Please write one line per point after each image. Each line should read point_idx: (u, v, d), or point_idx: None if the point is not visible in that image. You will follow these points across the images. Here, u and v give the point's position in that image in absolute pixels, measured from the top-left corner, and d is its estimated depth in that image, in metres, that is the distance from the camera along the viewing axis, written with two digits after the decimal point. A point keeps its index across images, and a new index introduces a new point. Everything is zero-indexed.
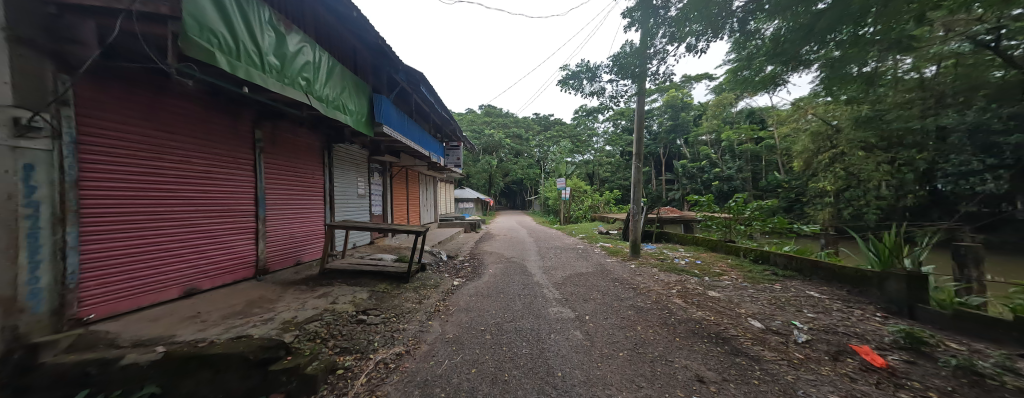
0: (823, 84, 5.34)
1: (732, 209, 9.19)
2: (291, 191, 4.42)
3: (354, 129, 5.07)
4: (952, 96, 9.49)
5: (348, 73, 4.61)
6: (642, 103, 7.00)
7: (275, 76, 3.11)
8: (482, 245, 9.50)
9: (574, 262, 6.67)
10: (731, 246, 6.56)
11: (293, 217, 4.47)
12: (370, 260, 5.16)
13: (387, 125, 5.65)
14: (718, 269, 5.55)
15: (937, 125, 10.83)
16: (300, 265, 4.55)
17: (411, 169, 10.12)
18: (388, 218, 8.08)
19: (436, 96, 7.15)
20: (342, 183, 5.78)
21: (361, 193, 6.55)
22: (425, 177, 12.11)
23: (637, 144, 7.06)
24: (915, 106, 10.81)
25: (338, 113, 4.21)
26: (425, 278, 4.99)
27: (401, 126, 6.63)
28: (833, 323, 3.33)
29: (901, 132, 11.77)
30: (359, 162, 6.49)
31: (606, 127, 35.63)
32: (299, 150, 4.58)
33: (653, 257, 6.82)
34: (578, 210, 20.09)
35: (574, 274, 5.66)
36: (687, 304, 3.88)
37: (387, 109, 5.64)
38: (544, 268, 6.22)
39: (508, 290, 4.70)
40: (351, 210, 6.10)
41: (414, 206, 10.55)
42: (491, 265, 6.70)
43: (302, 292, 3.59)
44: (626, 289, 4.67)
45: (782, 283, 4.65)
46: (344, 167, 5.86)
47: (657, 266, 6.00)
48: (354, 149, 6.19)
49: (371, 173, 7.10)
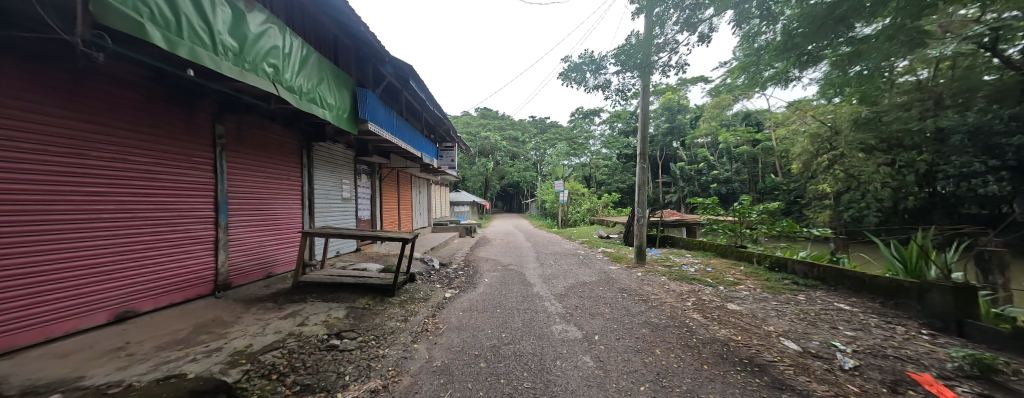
0: (837, 79, 5.04)
1: (737, 212, 8.86)
2: (261, 194, 3.94)
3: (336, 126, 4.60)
4: (952, 97, 9.37)
5: (327, 63, 4.16)
6: (646, 101, 6.59)
7: (231, 59, 2.64)
8: (477, 251, 9.02)
9: (576, 270, 6.25)
10: (743, 252, 6.17)
11: (263, 224, 3.98)
12: (354, 271, 4.67)
13: (372, 121, 5.19)
14: (732, 278, 5.15)
15: (936, 127, 10.69)
16: (272, 278, 4.05)
17: (402, 170, 9.64)
18: (378, 223, 7.59)
19: (428, 93, 6.71)
20: (324, 187, 5.31)
21: (346, 196, 6.05)
22: (418, 180, 11.63)
23: (641, 145, 6.65)
24: (914, 107, 10.70)
25: (314, 106, 3.75)
26: (414, 290, 4.51)
27: (390, 124, 6.18)
28: (878, 343, 2.92)
29: (901, 134, 11.63)
30: (344, 163, 6.01)
31: (603, 129, 35.50)
32: (271, 149, 4.11)
33: (660, 264, 6.42)
34: (576, 213, 19.75)
35: (576, 284, 5.22)
36: (708, 320, 3.47)
37: (373, 105, 5.19)
38: (544, 276, 5.79)
39: (505, 304, 4.24)
40: (334, 215, 5.60)
41: (407, 210, 10.06)
42: (487, 273, 6.25)
43: (267, 311, 3.09)
44: (636, 301, 4.25)
45: (806, 294, 4.25)
46: (327, 169, 5.39)
47: (666, 274, 5.58)
48: (338, 149, 5.71)
49: (357, 175, 6.62)
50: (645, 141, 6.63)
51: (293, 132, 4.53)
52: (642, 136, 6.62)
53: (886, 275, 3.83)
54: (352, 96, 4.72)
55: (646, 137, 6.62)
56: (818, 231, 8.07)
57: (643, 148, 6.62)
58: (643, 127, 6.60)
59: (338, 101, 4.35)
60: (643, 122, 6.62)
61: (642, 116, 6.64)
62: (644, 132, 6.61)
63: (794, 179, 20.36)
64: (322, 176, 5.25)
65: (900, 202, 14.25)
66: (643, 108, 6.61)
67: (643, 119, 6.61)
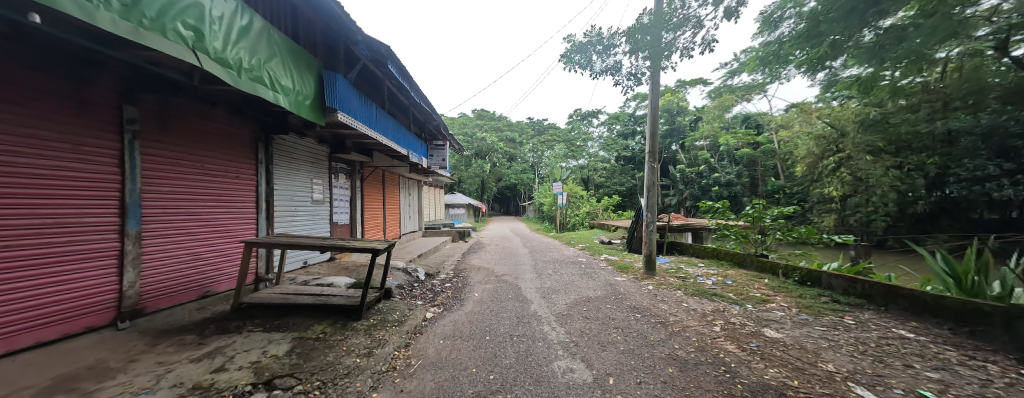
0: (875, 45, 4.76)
1: (750, 217, 8.23)
2: (196, 194, 3.20)
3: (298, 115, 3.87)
4: (963, 97, 9.05)
5: (281, 37, 3.46)
6: (656, 94, 5.98)
7: (117, 10, 1.91)
8: (470, 259, 8.29)
9: (579, 282, 5.56)
10: (765, 262, 5.51)
11: (199, 232, 3.25)
12: (317, 285, 3.93)
13: (343, 111, 4.46)
14: (759, 293, 4.47)
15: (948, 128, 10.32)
16: (210, 298, 3.30)
17: (389, 171, 8.91)
18: (358, 228, 6.84)
19: (412, 82, 6.01)
20: (288, 186, 4.61)
21: (316, 199, 5.31)
22: (407, 181, 10.89)
23: (650, 142, 5.99)
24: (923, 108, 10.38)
25: (260, 86, 3.04)
26: (388, 311, 3.77)
27: (368, 116, 5.48)
28: (978, 390, 2.24)
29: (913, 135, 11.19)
30: (315, 160, 5.29)
31: (601, 131, 35.06)
32: (211, 140, 3.37)
33: (672, 275, 5.75)
34: (575, 216, 19.13)
35: (580, 300, 4.52)
36: (748, 355, 2.77)
37: (344, 93, 4.49)
38: (542, 290, 5.10)
39: (495, 328, 3.52)
40: (301, 220, 4.87)
41: (394, 213, 9.31)
42: (478, 285, 5.53)
43: (179, 348, 2.35)
44: (653, 324, 3.55)
45: (854, 316, 3.58)
46: (292, 166, 4.67)
47: (682, 288, 4.91)
48: (306, 143, 4.99)
49: (332, 175, 5.89)
50: (654, 138, 5.98)
51: (243, 121, 3.78)
52: (652, 132, 5.97)
53: (956, 296, 3.16)
54: (316, 80, 4.00)
55: (656, 134, 5.97)
56: (840, 237, 7.47)
57: (653, 147, 5.95)
58: (653, 122, 5.96)
59: (297, 84, 3.64)
60: (653, 117, 5.96)
61: (652, 110, 5.99)
62: (654, 129, 5.96)
63: (797, 182, 19.91)
64: (285, 174, 4.53)
65: (910, 206, 13.80)
66: (654, 100, 5.98)
67: (653, 113, 5.97)
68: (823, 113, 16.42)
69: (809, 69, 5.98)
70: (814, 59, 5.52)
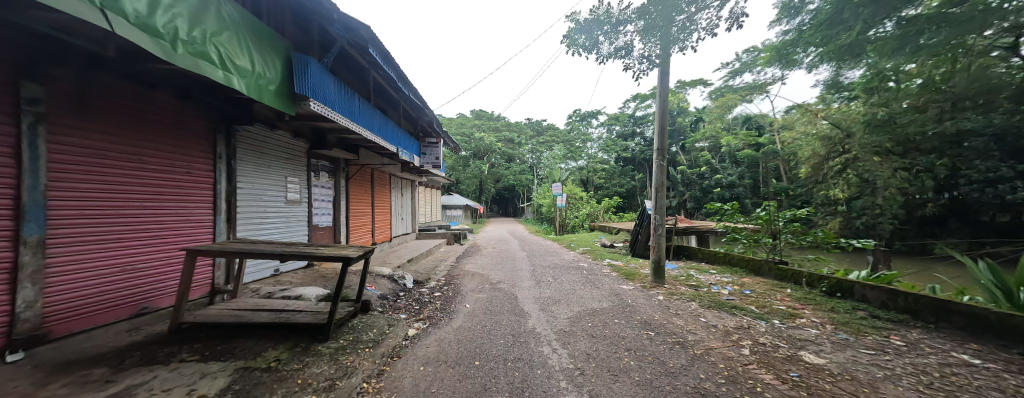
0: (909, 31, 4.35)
1: (761, 220, 7.75)
2: (130, 192, 2.69)
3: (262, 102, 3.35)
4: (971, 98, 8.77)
5: (236, 10, 2.95)
6: (665, 87, 5.52)
7: None
8: (464, 263, 7.78)
9: (581, 291, 5.06)
10: (785, 270, 5.02)
11: (133, 237, 2.72)
12: (284, 298, 3.42)
13: (316, 99, 3.94)
14: (784, 307, 3.98)
15: None
16: (148, 315, 2.79)
17: (378, 170, 8.39)
18: (341, 231, 6.33)
19: (399, 71, 5.54)
20: (257, 185, 4.11)
21: (290, 199, 4.79)
22: (399, 180, 10.38)
23: (659, 138, 5.54)
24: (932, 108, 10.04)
25: (205, 63, 2.53)
26: (362, 330, 3.25)
27: (349, 109, 5.01)
28: None
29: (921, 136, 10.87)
30: (290, 156, 4.77)
31: (600, 132, 34.75)
32: (152, 129, 2.85)
33: (682, 283, 5.27)
34: (575, 218, 18.55)
35: (584, 314, 4.01)
36: (789, 388, 2.30)
37: (320, 81, 4.02)
38: (541, 300, 4.60)
39: (486, 350, 3.01)
40: (271, 222, 4.35)
41: (384, 215, 8.79)
42: (471, 295, 5.02)
43: (77, 387, 1.83)
44: (670, 344, 3.06)
45: (902, 336, 3.09)
46: (261, 163, 4.17)
47: (696, 299, 4.42)
48: (278, 137, 4.47)
49: (311, 173, 5.38)
50: (663, 134, 5.51)
51: (195, 107, 3.26)
52: (660, 128, 5.51)
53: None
54: (283, 62, 3.49)
55: (665, 130, 5.51)
56: (859, 241, 7.00)
57: (662, 144, 5.48)
58: (662, 117, 5.49)
59: (257, 64, 3.13)
60: (662, 112, 5.50)
61: (661, 105, 5.53)
62: (663, 125, 5.49)
63: (800, 184, 19.54)
64: (253, 171, 4.03)
65: (918, 209, 13.41)
66: (663, 93, 5.52)
67: (662, 108, 5.51)
68: (827, 113, 16.09)
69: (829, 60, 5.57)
70: (836, 50, 5.11)
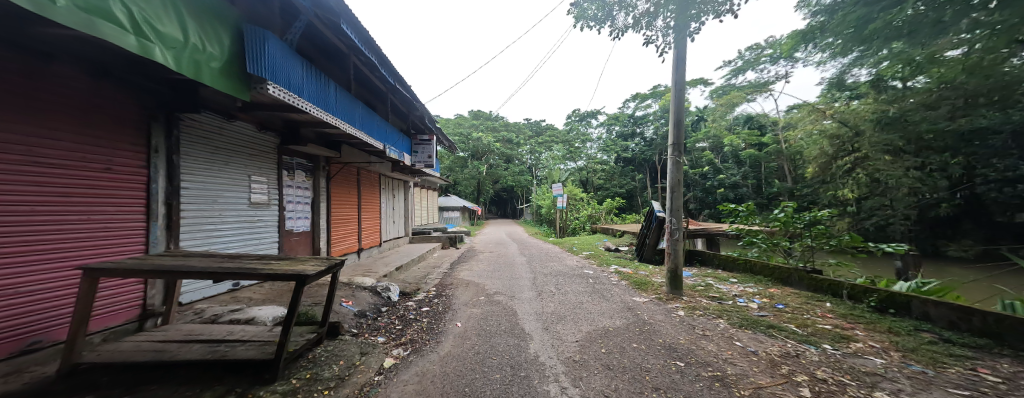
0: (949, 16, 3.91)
1: (779, 222, 7.16)
2: (19, 195, 2.06)
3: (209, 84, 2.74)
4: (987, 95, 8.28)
5: None
6: (681, 74, 4.94)
7: None
8: (459, 271, 7.15)
9: (589, 305, 4.49)
10: (820, 280, 4.42)
11: (23, 252, 2.08)
12: (231, 323, 2.78)
13: (274, 81, 3.30)
14: (831, 327, 3.38)
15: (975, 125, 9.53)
16: (41, 352, 2.15)
17: (365, 169, 7.78)
18: (320, 237, 5.69)
19: (381, 55, 4.93)
20: (210, 185, 3.49)
21: (255, 201, 4.16)
22: (390, 181, 9.77)
23: (674, 132, 4.97)
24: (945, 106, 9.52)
25: (114, 25, 1.93)
26: (323, 363, 2.61)
27: (324, 96, 4.40)
28: None
29: None
30: (254, 153, 4.15)
31: (599, 133, 34.36)
32: (51, 112, 2.20)
33: (702, 295, 4.69)
34: (576, 219, 17.94)
35: (595, 335, 3.41)
36: None
37: (281, 60, 3.41)
38: (545, 317, 4.01)
39: (478, 390, 2.38)
40: (227, 228, 3.72)
41: (372, 218, 8.17)
42: (464, 310, 4.41)
43: None
44: (703, 380, 2.46)
45: (991, 369, 2.49)
46: (215, 159, 3.55)
47: (723, 316, 3.83)
48: (238, 129, 3.84)
49: (283, 171, 4.75)
50: (679, 128, 4.92)
51: (118, 87, 2.62)
52: (677, 121, 4.93)
53: None
54: (232, 37, 2.89)
55: (681, 123, 4.93)
56: (889, 245, 6.37)
57: (678, 139, 4.91)
58: (678, 108, 4.91)
59: (193, 36, 2.52)
60: (677, 103, 4.93)
61: (677, 95, 4.96)
62: (679, 117, 4.91)
63: (807, 185, 19.03)
64: (204, 169, 3.42)
65: (931, 210, 12.92)
66: (677, 82, 4.95)
67: (678, 99, 4.93)
68: (834, 111, 15.64)
69: (854, 47, 5.11)
70: (866, 35, 4.67)
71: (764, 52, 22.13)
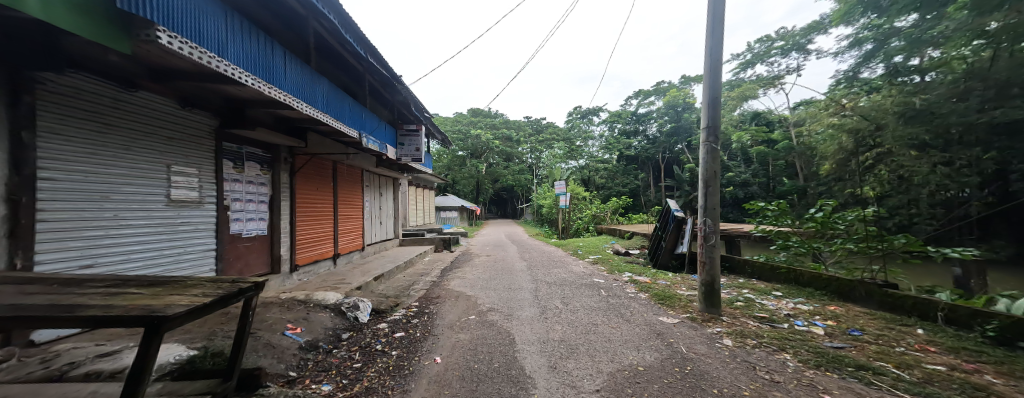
0: None
1: (815, 222, 6.26)
2: None
3: (67, 26, 1.78)
4: None
5: None
6: (717, 41, 4.00)
7: None
8: (450, 279, 6.22)
9: (605, 327, 3.59)
10: (902, 299, 3.45)
11: None
12: (84, 378, 1.86)
13: (164, 26, 2.33)
14: (946, 370, 2.41)
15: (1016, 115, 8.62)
16: None
17: (342, 163, 6.83)
18: (278, 244, 4.74)
19: (340, 12, 3.91)
20: (96, 176, 2.57)
21: (174, 198, 3.22)
22: (375, 178, 8.83)
23: (708, 112, 4.04)
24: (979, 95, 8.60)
25: None
26: None
27: (266, 66, 3.54)
28: None
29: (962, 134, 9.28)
30: (173, 137, 3.21)
31: (602, 130, 33.47)
32: None
33: (746, 315, 3.77)
34: (580, 219, 17.08)
35: (617, 378, 2.52)
36: None
37: (184, 7, 2.52)
38: (550, 347, 3.10)
39: None
40: (124, 235, 2.77)
41: (353, 219, 7.24)
42: (448, 335, 3.48)
43: None
44: None
45: None
46: (107, 142, 2.64)
47: (785, 348, 2.88)
48: (142, 103, 2.90)
49: (221, 161, 3.80)
50: (716, 106, 3.98)
51: None
52: (711, 99, 4.00)
53: None
54: None
55: (718, 99, 3.98)
56: (952, 251, 5.36)
57: (715, 120, 3.97)
58: (714, 84, 3.98)
59: None
60: (713, 76, 3.99)
61: (710, 68, 4.04)
62: (714, 93, 3.98)
63: (821, 182, 18.10)
64: (86, 155, 2.50)
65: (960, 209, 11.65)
66: (712, 51, 4.02)
67: (713, 72, 4.00)
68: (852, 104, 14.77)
69: None
70: None
71: (775, 44, 21.19)
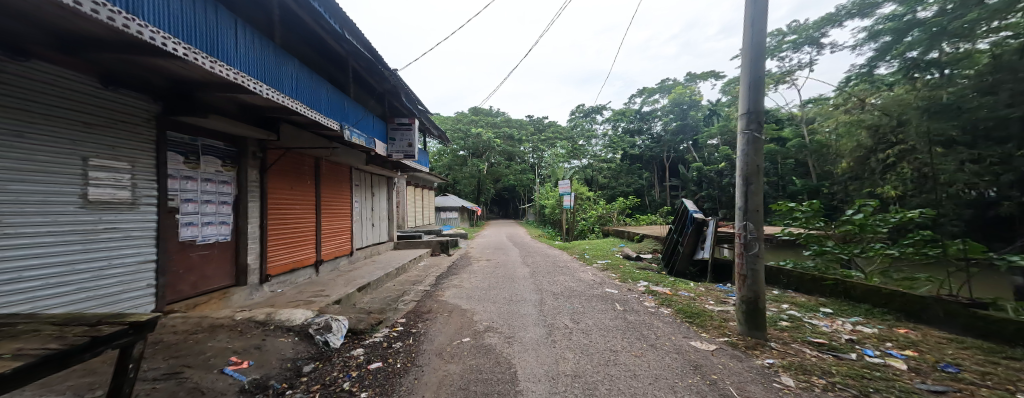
0: None
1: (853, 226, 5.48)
2: None
3: None
4: None
5: None
6: (761, 9, 3.31)
7: None
8: (444, 289, 5.55)
9: (625, 355, 2.94)
10: (1004, 324, 2.74)
11: None
12: None
13: None
14: None
15: None
16: None
17: (327, 159, 6.22)
18: (243, 252, 4.12)
19: None
20: None
21: (93, 197, 2.59)
22: (366, 176, 8.21)
23: (748, 94, 3.37)
24: None
25: None
26: None
27: (210, 35, 2.88)
28: None
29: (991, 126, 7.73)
30: (92, 124, 2.59)
31: (605, 129, 32.65)
32: None
33: (797, 340, 3.10)
34: (583, 220, 16.38)
35: None
36: None
37: None
38: (559, 387, 2.43)
39: None
40: (14, 246, 2.15)
41: (339, 220, 6.62)
42: (435, 367, 2.81)
43: None
44: None
45: None
46: None
47: (869, 392, 2.20)
48: (41, 81, 2.28)
49: (164, 155, 3.17)
50: (757, 87, 3.31)
51: None
52: (753, 78, 3.33)
53: None
54: None
55: (760, 79, 3.31)
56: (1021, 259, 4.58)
57: (756, 105, 3.31)
58: (757, 60, 3.31)
59: None
60: (756, 51, 3.32)
61: (752, 41, 3.36)
62: (756, 71, 3.31)
63: (836, 182, 17.31)
64: None
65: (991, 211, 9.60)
66: (753, 21, 3.33)
67: (755, 46, 3.33)
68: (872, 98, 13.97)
69: None
70: None
71: (786, 38, 20.35)
